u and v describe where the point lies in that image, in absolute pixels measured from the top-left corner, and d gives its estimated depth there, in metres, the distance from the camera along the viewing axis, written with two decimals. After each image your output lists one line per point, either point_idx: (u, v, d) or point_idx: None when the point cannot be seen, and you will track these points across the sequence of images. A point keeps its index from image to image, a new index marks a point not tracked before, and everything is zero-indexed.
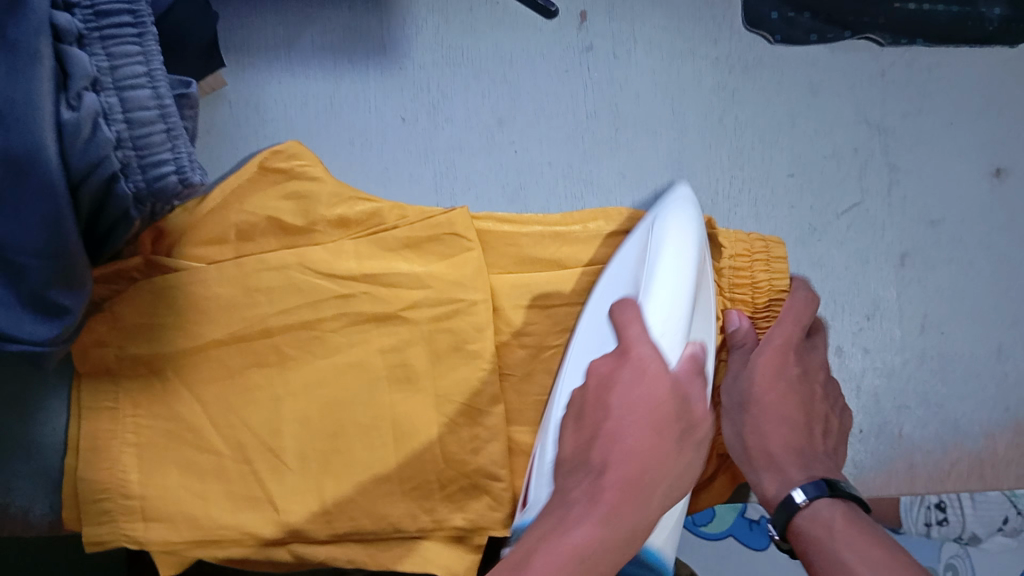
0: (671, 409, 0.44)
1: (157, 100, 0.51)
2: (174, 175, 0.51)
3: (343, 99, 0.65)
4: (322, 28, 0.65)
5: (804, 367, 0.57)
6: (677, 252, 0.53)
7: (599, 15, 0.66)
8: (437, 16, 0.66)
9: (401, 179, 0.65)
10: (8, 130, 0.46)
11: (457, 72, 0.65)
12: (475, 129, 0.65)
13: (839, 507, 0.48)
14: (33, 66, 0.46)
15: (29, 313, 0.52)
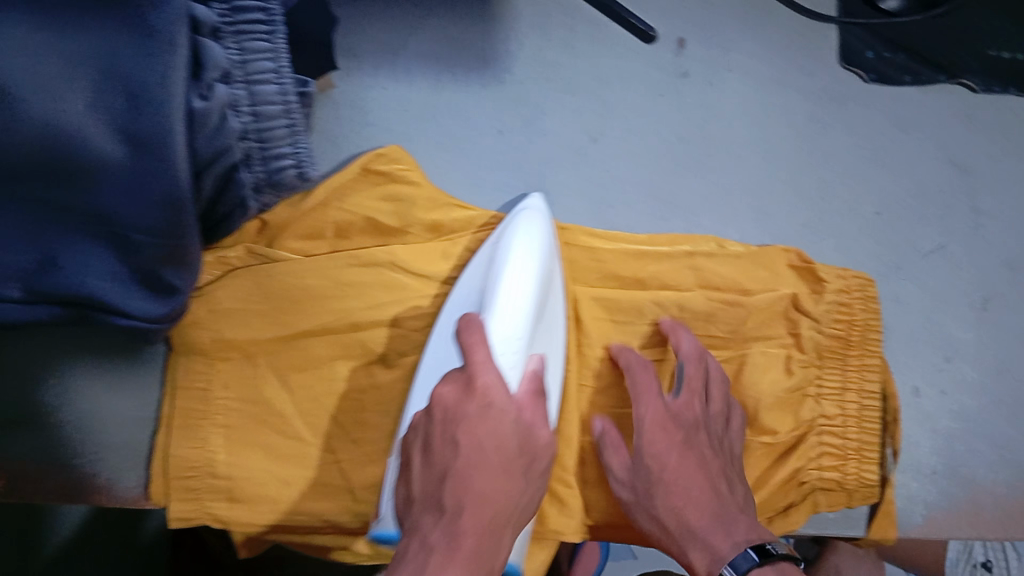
0: (512, 448, 0.46)
1: (282, 97, 0.54)
2: (292, 169, 0.55)
3: (443, 106, 0.66)
4: (429, 37, 0.66)
5: (684, 430, 0.57)
6: (522, 259, 0.53)
7: (696, 42, 0.68)
8: (539, 33, 0.67)
9: (495, 189, 0.66)
10: (139, 116, 0.48)
11: (554, 89, 0.67)
12: (568, 145, 0.66)
13: (768, 575, 0.49)
14: (168, 54, 0.48)
15: (139, 289, 0.55)
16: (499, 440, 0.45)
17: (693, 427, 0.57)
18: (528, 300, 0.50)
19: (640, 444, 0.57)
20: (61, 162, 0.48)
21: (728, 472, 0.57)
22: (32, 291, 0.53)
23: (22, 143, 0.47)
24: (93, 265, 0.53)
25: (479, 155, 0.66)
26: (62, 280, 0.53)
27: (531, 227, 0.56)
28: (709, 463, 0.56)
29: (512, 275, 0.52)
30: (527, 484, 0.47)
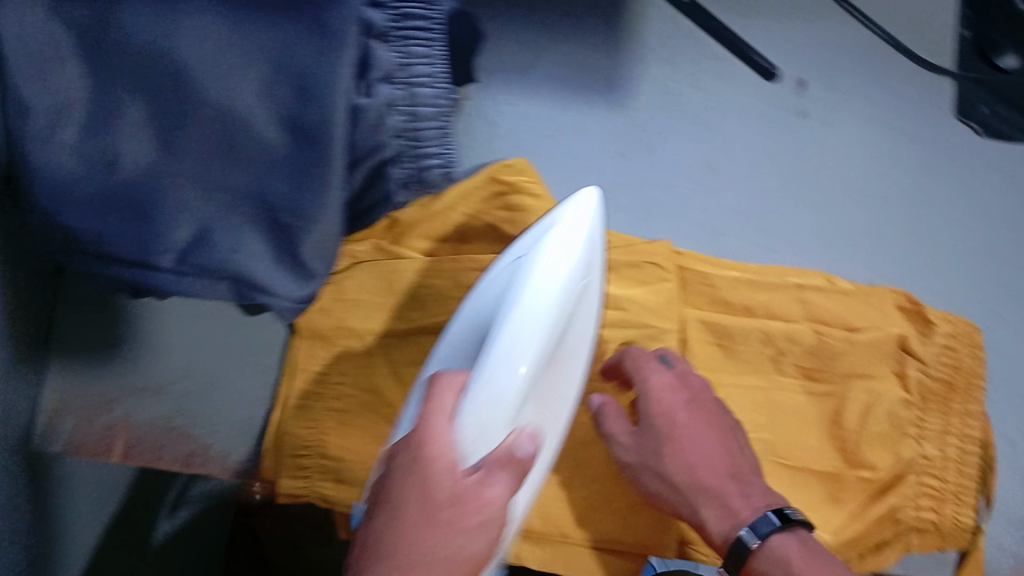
0: (441, 498, 0.40)
1: (437, 100, 0.57)
2: (438, 168, 0.58)
3: (569, 124, 0.69)
4: (561, 59, 0.69)
5: (690, 395, 0.57)
6: (543, 295, 0.44)
7: (817, 84, 0.70)
8: (665, 63, 0.69)
9: (613, 208, 0.68)
10: (305, 108, 0.44)
11: (676, 118, 0.69)
12: (686, 170, 0.68)
13: (791, 540, 0.51)
14: (337, 47, 0.43)
15: (282, 266, 0.50)
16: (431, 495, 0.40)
17: (697, 394, 0.57)
18: (535, 348, 0.42)
19: (647, 408, 0.57)
20: (220, 148, 0.46)
21: (736, 433, 0.58)
22: (185, 262, 0.49)
23: (194, 126, 0.45)
24: (244, 243, 0.49)
25: (600, 174, 0.68)
26: (220, 259, 0.49)
27: (575, 211, 0.49)
28: (723, 428, 0.57)
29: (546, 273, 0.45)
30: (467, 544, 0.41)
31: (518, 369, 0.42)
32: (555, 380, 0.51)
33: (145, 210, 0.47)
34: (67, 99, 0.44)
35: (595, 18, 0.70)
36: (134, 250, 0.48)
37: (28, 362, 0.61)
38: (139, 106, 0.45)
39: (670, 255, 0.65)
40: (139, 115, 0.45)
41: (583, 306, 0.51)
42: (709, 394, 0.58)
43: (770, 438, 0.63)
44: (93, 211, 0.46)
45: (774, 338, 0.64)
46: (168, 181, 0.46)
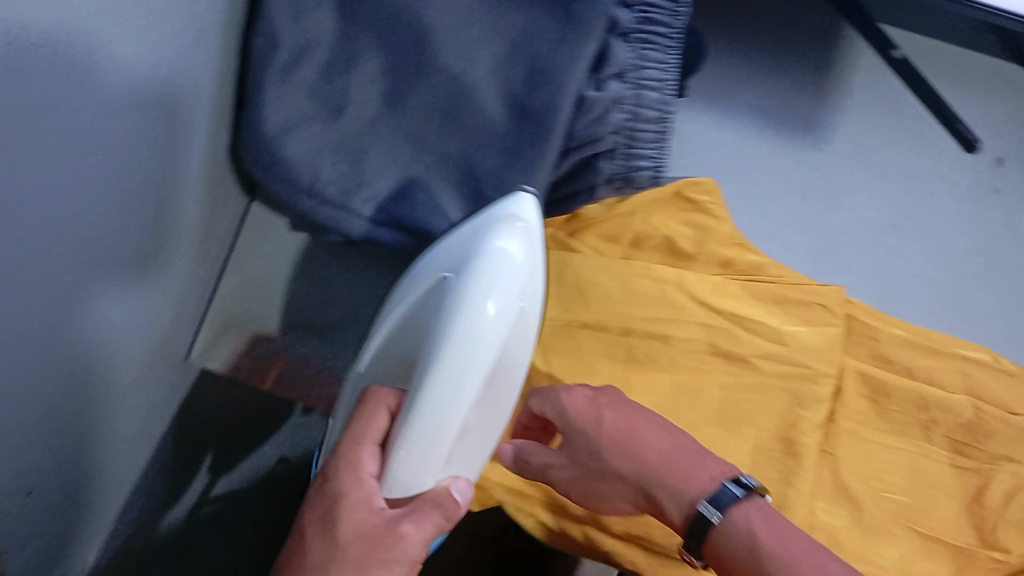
0: (359, 542, 0.42)
1: (661, 107, 0.57)
2: (648, 171, 0.59)
3: (764, 155, 0.71)
4: (767, 91, 0.72)
5: (598, 393, 0.57)
6: (476, 339, 0.41)
7: (1012, 166, 0.72)
8: (869, 116, 0.72)
9: (792, 245, 0.69)
10: (537, 91, 0.55)
11: (870, 170, 0.71)
12: (870, 225, 0.70)
13: (748, 508, 0.52)
14: (581, 43, 0.54)
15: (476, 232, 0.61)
16: (339, 546, 0.42)
17: (604, 391, 0.57)
18: (469, 396, 0.41)
19: (573, 423, 0.56)
20: (442, 117, 0.58)
21: (649, 414, 0.58)
22: (385, 213, 0.61)
23: (432, 89, 0.57)
24: (443, 204, 0.60)
25: (784, 210, 0.70)
26: (411, 211, 0.60)
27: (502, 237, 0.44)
28: (643, 414, 0.57)
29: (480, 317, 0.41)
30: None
31: (452, 418, 0.42)
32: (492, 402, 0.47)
33: (363, 159, 0.59)
34: (311, 43, 0.56)
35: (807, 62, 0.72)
36: (349, 182, 0.60)
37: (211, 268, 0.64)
38: (376, 59, 0.57)
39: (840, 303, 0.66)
40: (374, 65, 0.57)
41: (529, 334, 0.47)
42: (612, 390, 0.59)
43: (905, 501, 0.63)
44: (314, 148, 0.58)
45: (927, 405, 0.65)
46: (382, 133, 0.59)
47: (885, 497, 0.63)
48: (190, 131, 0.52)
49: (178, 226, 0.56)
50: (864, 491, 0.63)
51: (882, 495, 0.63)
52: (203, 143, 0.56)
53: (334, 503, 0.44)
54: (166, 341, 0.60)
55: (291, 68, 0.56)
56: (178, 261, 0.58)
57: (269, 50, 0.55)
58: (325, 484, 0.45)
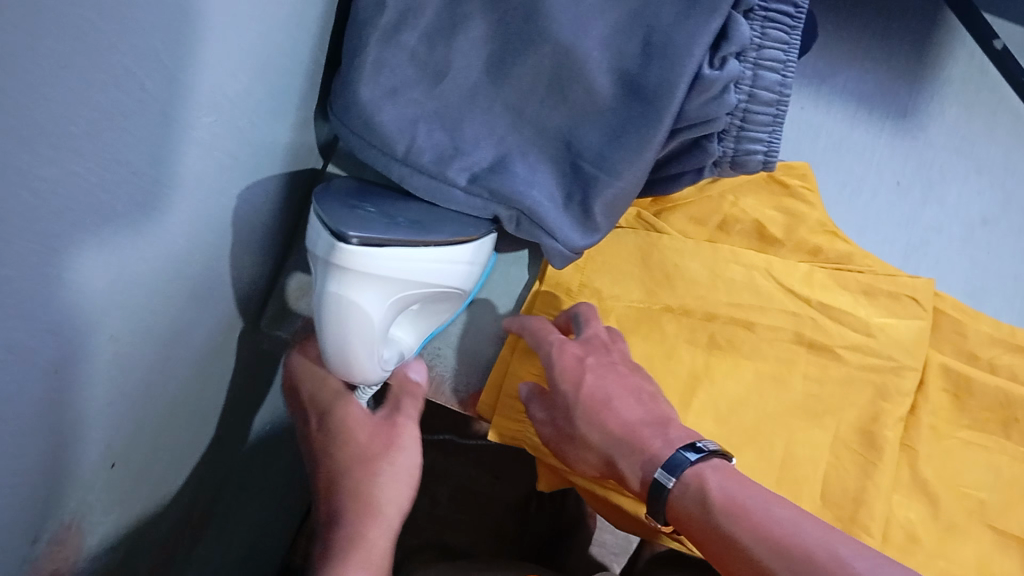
0: (376, 434, 0.57)
1: (780, 88, 0.55)
2: (760, 156, 0.56)
3: (852, 139, 0.78)
4: (856, 78, 0.78)
5: (584, 350, 0.58)
6: (343, 353, 0.47)
7: None
8: (961, 107, 0.79)
9: (878, 237, 0.76)
10: (653, 66, 0.54)
11: (961, 163, 0.78)
12: (962, 223, 0.77)
13: (702, 467, 0.51)
14: (706, 18, 0.53)
15: (567, 214, 0.59)
16: (360, 448, 0.56)
17: (589, 345, 0.59)
18: (364, 372, 0.49)
19: (553, 378, 0.57)
20: (547, 89, 0.56)
21: (641, 378, 0.58)
22: (476, 183, 0.57)
23: (543, 60, 0.55)
24: (538, 181, 0.58)
25: (875, 198, 0.77)
26: (509, 184, 0.57)
27: (353, 280, 0.44)
28: (626, 380, 0.57)
29: (342, 352, 0.47)
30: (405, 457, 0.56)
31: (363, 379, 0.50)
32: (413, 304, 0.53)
33: (460, 128, 0.57)
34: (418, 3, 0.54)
35: (910, 52, 0.78)
36: (447, 152, 0.57)
37: (255, 218, 0.57)
38: (483, 24, 0.55)
39: (925, 295, 0.65)
40: (479, 31, 0.55)
41: (432, 281, 0.50)
42: (597, 342, 0.59)
43: (984, 497, 0.63)
44: (410, 115, 0.56)
45: (1012, 405, 0.64)
46: (482, 103, 0.57)
47: (965, 492, 0.63)
48: (262, 73, 0.50)
49: (203, 176, 0.47)
50: (943, 487, 0.63)
51: (961, 491, 0.63)
52: (240, 81, 0.47)
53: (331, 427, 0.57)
54: (209, 292, 0.53)
55: (395, 32, 0.55)
56: (207, 220, 0.49)
57: (375, 12, 0.54)
58: (316, 412, 0.58)
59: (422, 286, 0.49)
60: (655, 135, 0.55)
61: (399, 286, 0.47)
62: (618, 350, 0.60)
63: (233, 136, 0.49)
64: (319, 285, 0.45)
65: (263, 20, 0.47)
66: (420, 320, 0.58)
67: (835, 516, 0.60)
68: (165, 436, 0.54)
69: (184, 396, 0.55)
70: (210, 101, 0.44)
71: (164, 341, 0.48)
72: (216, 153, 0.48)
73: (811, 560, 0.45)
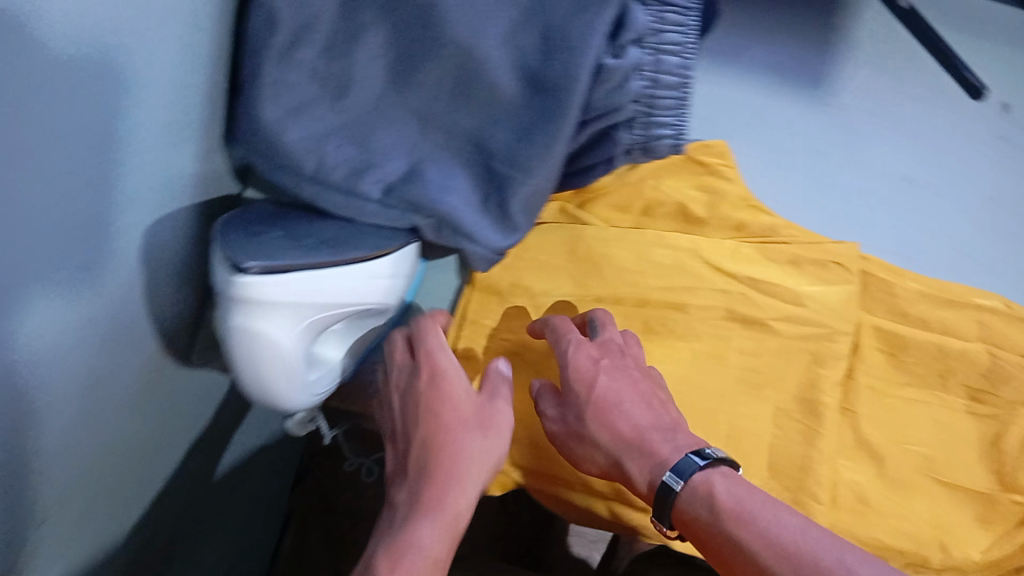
0: (475, 405, 0.58)
1: (681, 71, 0.56)
2: (668, 140, 0.57)
3: (772, 107, 0.71)
4: (775, 33, 0.70)
5: (602, 350, 0.59)
6: (260, 376, 0.48)
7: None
8: (883, 50, 0.69)
9: (807, 208, 0.70)
10: (554, 59, 0.53)
11: (877, 119, 0.70)
12: (883, 182, 0.70)
13: (714, 475, 0.51)
14: (600, 9, 0.51)
15: (485, 217, 0.60)
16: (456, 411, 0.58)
17: (608, 347, 0.60)
18: (285, 394, 0.50)
19: (566, 377, 0.59)
20: (451, 93, 0.56)
21: (652, 384, 0.59)
22: (390, 196, 0.58)
23: (443, 65, 0.54)
24: (453, 186, 0.58)
25: (799, 166, 0.70)
26: (423, 192, 0.57)
27: (252, 314, 0.44)
28: (636, 383, 0.58)
29: (258, 373, 0.48)
30: (503, 407, 0.59)
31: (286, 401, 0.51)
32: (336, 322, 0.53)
33: (369, 140, 0.56)
34: (314, 17, 0.53)
35: None
36: (356, 167, 0.57)
37: (174, 255, 0.56)
38: (379, 34, 0.54)
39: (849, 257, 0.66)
40: (377, 41, 0.54)
41: (347, 304, 0.49)
42: (615, 346, 0.60)
43: (928, 451, 0.64)
44: (316, 133, 0.56)
45: (942, 357, 0.65)
46: (388, 112, 0.56)
47: (911, 449, 0.64)
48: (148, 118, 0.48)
49: (100, 219, 0.46)
50: (888, 446, 0.63)
51: (907, 448, 0.64)
52: (134, 120, 0.46)
53: (435, 369, 0.59)
54: (126, 333, 0.53)
55: (290, 49, 0.54)
56: (111, 264, 0.49)
57: (267, 32, 0.53)
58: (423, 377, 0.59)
59: (334, 311, 0.49)
60: (562, 130, 0.55)
61: (314, 309, 0.47)
62: (636, 352, 0.61)
63: (135, 177, 0.48)
64: (227, 312, 0.46)
65: (153, 57, 0.46)
66: (350, 334, 0.59)
67: (784, 486, 0.61)
68: (100, 479, 0.55)
69: (115, 440, 0.55)
70: (96, 144, 0.43)
71: (80, 386, 0.49)
72: (115, 194, 0.47)
73: (815, 561, 0.45)
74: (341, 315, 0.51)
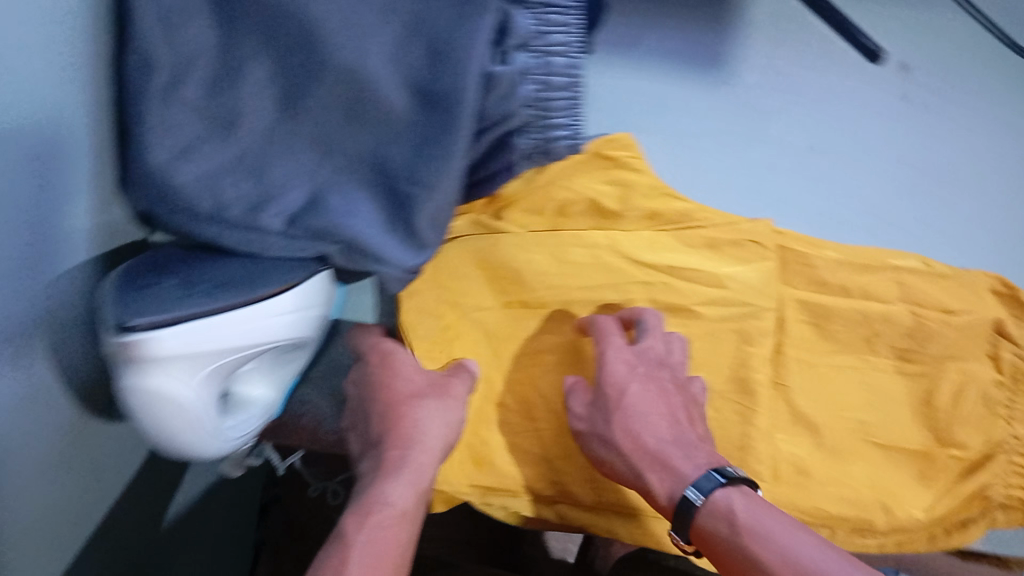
0: (433, 382, 0.62)
1: (570, 71, 0.57)
2: (566, 139, 0.60)
3: (676, 95, 0.71)
4: (671, 23, 0.70)
5: (644, 363, 0.61)
6: (162, 430, 0.48)
7: (923, 70, 0.69)
8: (769, 44, 0.70)
9: (712, 189, 0.71)
10: (442, 72, 0.53)
11: (777, 94, 0.70)
12: (789, 153, 0.70)
13: (735, 494, 0.53)
14: (481, 17, 0.52)
15: (393, 237, 0.58)
16: (413, 389, 0.62)
17: (651, 361, 0.61)
18: (194, 444, 0.49)
19: (602, 377, 0.60)
20: (344, 115, 0.54)
21: (687, 399, 0.61)
22: (294, 226, 0.56)
23: (330, 89, 0.53)
24: (356, 210, 0.57)
25: (701, 146, 0.71)
26: (327, 220, 0.56)
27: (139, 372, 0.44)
28: (668, 399, 0.60)
29: (167, 432, 0.48)
30: (460, 383, 0.64)
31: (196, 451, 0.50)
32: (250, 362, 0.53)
33: (266, 172, 0.55)
34: (194, 55, 0.52)
35: None
36: (256, 200, 0.55)
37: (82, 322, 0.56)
38: (263, 65, 0.53)
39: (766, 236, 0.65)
40: (261, 71, 0.53)
41: (245, 351, 0.49)
42: (662, 361, 0.62)
43: (863, 417, 0.64)
44: (210, 170, 0.54)
45: (867, 322, 0.65)
46: (283, 141, 0.55)
47: (847, 416, 0.64)
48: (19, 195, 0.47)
49: None
50: (822, 416, 0.64)
51: (842, 415, 0.64)
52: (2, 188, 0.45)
53: (392, 356, 0.64)
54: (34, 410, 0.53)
55: (173, 88, 0.52)
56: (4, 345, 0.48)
57: (143, 76, 0.52)
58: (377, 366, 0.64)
59: (232, 360, 0.49)
60: (459, 143, 0.55)
61: (208, 362, 0.47)
62: (679, 361, 0.62)
63: (20, 246, 0.48)
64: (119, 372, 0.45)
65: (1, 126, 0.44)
66: (275, 371, 0.59)
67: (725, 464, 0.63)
68: (32, 552, 0.56)
69: (56, 501, 0.57)
70: None
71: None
72: (1, 266, 0.47)
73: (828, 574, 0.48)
74: (250, 357, 0.51)
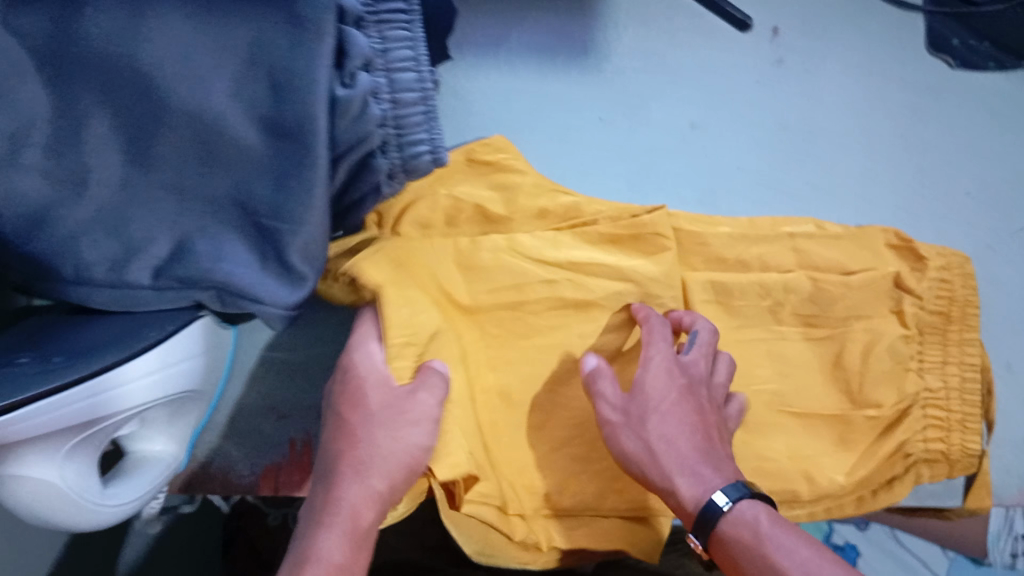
0: (399, 395, 0.56)
1: (420, 84, 0.55)
2: (428, 154, 0.56)
3: (558, 90, 0.80)
4: (527, 36, 0.80)
5: (691, 377, 0.59)
6: (32, 507, 0.50)
7: (790, 32, 0.83)
8: (638, 22, 0.82)
9: (598, 179, 0.78)
10: (286, 103, 0.50)
11: (658, 78, 0.81)
12: (674, 132, 0.80)
13: (760, 507, 0.51)
14: (318, 43, 0.49)
15: (269, 276, 0.56)
16: (373, 410, 0.56)
17: (699, 378, 0.59)
18: (66, 514, 0.52)
19: (641, 379, 0.58)
20: (196, 159, 0.52)
21: (718, 420, 0.59)
22: (160, 276, 0.55)
23: (176, 134, 0.51)
24: (226, 252, 0.55)
25: (586, 141, 0.79)
26: (196, 267, 0.55)
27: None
28: (706, 416, 0.58)
29: (36, 511, 0.50)
30: (428, 397, 0.56)
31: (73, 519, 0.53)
32: (127, 425, 0.55)
33: (127, 227, 0.53)
34: (28, 120, 0.48)
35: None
36: (121, 256, 0.53)
37: None
38: (104, 119, 0.50)
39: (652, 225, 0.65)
40: (102, 126, 0.50)
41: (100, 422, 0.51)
42: (709, 382, 0.60)
43: (776, 387, 0.65)
44: (68, 231, 0.52)
45: (768, 294, 0.65)
46: (138, 193, 0.52)
47: (759, 389, 0.64)
48: None
49: None
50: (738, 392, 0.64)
51: (756, 388, 0.64)
52: None
53: (354, 366, 0.58)
54: None
55: (12, 156, 0.49)
56: None
57: None
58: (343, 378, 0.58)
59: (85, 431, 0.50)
60: (319, 173, 0.52)
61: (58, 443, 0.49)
62: (721, 384, 0.61)
63: None
64: None
65: None
66: (164, 426, 0.59)
67: None
68: None
69: None
70: None
71: None
72: None
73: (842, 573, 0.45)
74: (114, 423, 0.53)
